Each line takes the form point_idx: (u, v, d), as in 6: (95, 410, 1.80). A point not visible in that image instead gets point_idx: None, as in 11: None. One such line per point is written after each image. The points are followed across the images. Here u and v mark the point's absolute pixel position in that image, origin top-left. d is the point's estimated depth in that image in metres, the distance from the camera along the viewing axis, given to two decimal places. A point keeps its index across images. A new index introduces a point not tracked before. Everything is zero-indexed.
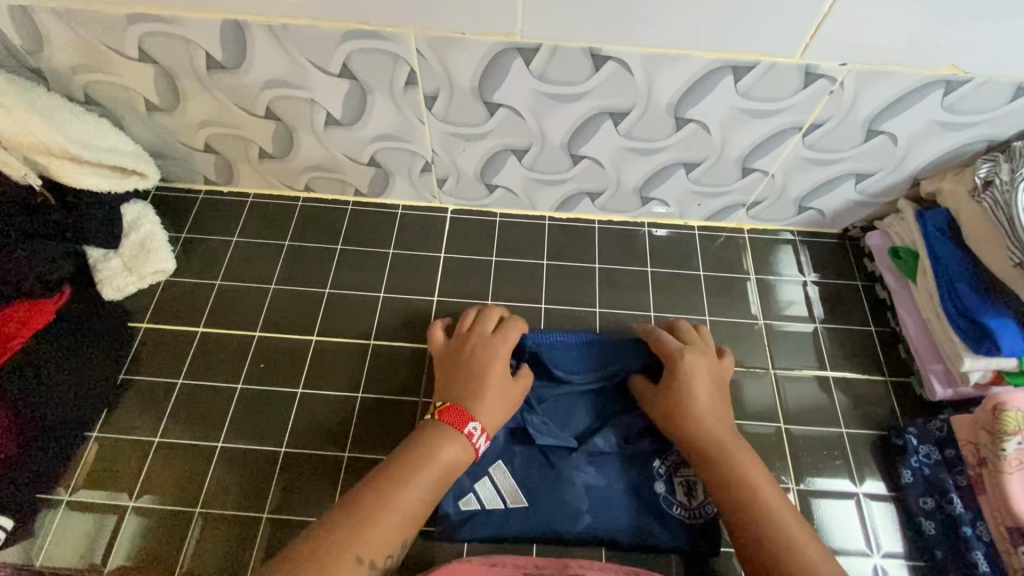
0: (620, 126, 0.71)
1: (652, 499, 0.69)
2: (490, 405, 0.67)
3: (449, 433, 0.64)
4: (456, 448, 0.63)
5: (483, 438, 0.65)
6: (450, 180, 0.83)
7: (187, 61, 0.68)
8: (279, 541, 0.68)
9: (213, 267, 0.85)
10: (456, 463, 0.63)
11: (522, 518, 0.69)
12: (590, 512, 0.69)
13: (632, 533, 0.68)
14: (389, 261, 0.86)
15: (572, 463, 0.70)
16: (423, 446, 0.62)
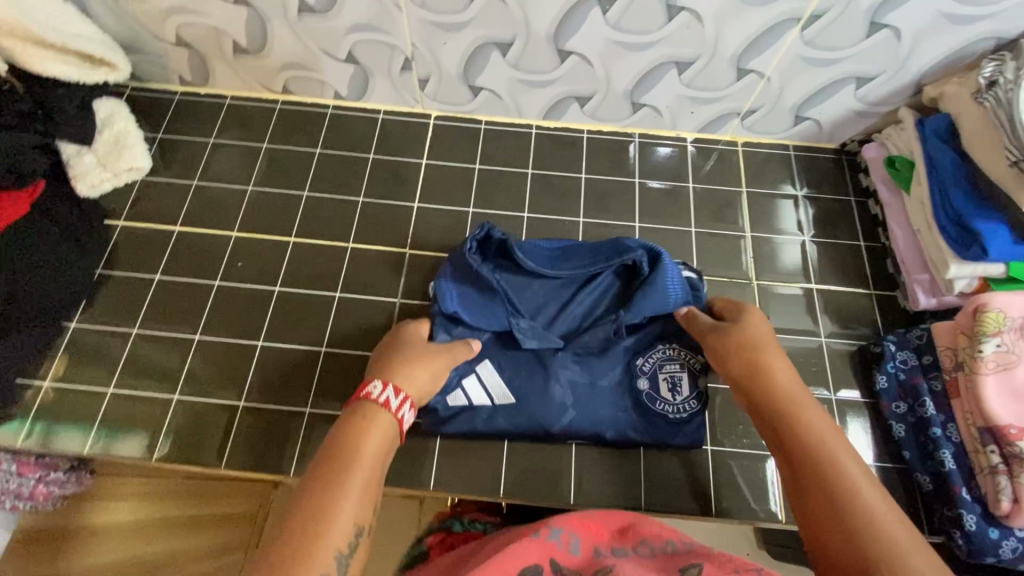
0: (609, 14, 0.67)
1: (634, 396, 0.69)
2: (411, 378, 0.61)
3: (365, 412, 0.56)
4: (389, 420, 0.56)
5: (408, 412, 0.59)
6: (432, 81, 0.80)
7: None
8: (257, 427, 0.69)
9: (191, 168, 0.84)
10: (382, 441, 0.55)
11: (508, 419, 0.69)
12: (575, 408, 0.69)
13: (615, 430, 0.68)
14: (369, 166, 0.84)
15: (556, 360, 0.70)
16: (345, 440, 0.53)
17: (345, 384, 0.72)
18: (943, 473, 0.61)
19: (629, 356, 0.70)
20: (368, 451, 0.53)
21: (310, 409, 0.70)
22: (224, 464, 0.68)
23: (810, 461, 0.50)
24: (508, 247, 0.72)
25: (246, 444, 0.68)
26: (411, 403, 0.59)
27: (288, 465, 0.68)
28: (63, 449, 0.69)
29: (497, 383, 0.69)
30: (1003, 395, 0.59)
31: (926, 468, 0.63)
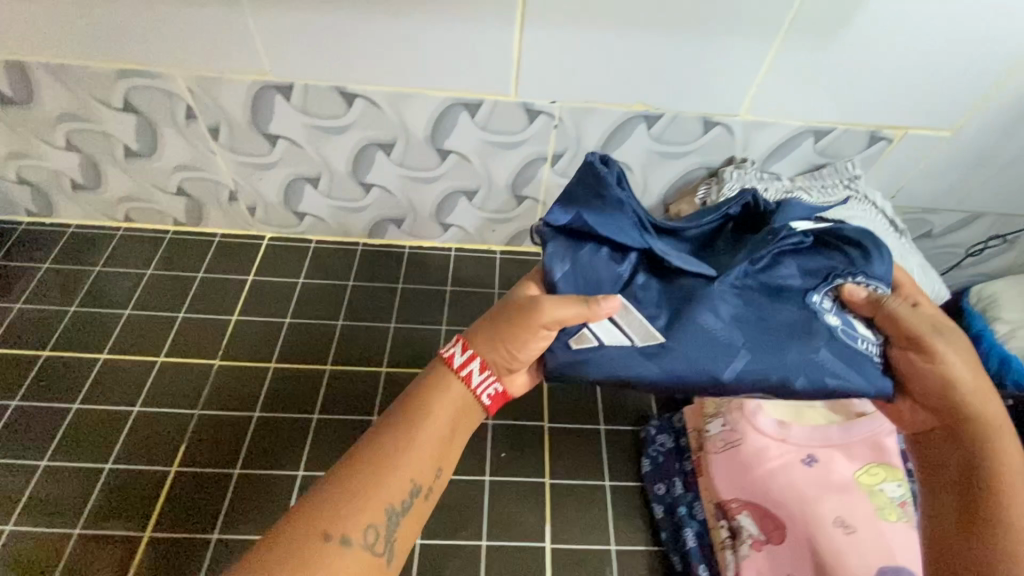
0: (392, 156, 0.79)
1: (826, 328, 0.58)
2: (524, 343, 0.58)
3: (441, 380, 0.59)
4: (459, 393, 0.59)
5: (478, 372, 0.59)
6: (259, 209, 0.90)
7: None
8: (19, 552, 0.68)
9: (20, 291, 0.88)
10: (453, 401, 0.58)
11: (658, 362, 0.56)
12: (746, 348, 0.56)
13: (804, 375, 0.56)
14: (196, 284, 0.90)
15: (713, 292, 0.58)
16: (415, 396, 0.58)
17: (125, 504, 0.71)
18: (686, 552, 0.66)
19: (800, 289, 0.59)
20: (417, 428, 0.56)
21: (78, 531, 0.69)
22: None
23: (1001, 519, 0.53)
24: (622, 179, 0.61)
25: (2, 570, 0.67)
26: (485, 368, 0.59)
27: None
28: None
29: (642, 321, 0.57)
30: (731, 472, 0.68)
31: (676, 548, 0.67)
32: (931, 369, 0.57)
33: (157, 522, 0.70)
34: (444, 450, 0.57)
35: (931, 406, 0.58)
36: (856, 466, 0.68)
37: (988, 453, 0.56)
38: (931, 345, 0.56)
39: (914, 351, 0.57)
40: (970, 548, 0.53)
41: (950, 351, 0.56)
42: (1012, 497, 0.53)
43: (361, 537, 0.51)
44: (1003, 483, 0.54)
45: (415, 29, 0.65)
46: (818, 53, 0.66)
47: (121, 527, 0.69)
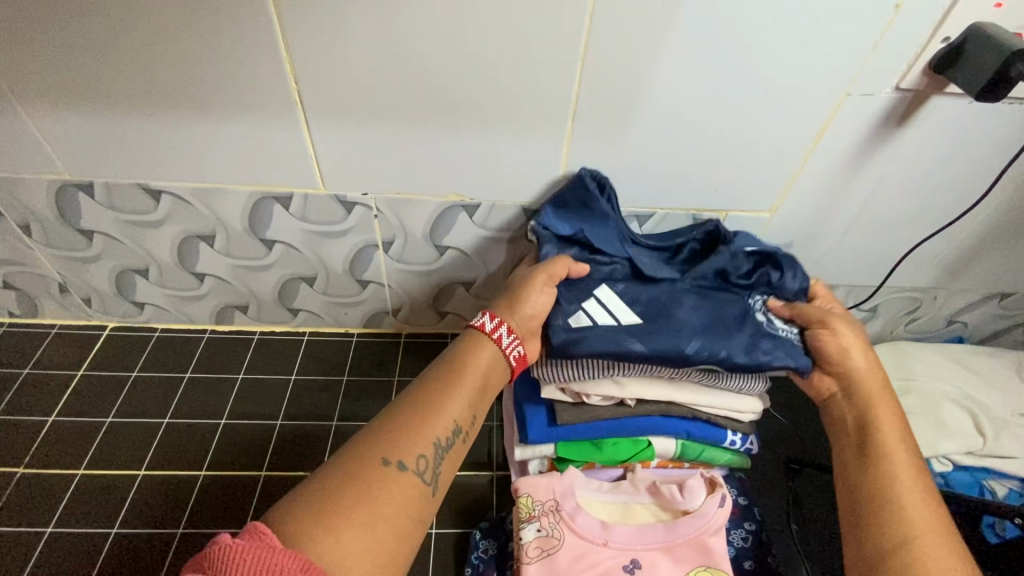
0: (215, 247, 0.78)
1: (756, 329, 0.65)
2: (488, 339, 0.63)
3: (482, 344, 0.63)
4: (490, 356, 0.62)
5: (506, 336, 0.63)
6: (94, 300, 0.86)
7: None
8: None
9: None
10: (488, 364, 0.62)
11: (643, 340, 0.61)
12: (704, 332, 0.63)
13: (743, 352, 0.62)
14: (19, 380, 0.85)
15: (674, 291, 0.67)
16: (458, 361, 0.61)
17: None
18: None
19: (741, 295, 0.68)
20: (462, 386, 0.59)
21: None
22: None
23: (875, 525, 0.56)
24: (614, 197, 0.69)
25: None
26: (513, 329, 0.63)
27: None
28: None
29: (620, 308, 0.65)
30: None
31: None
32: (835, 346, 0.65)
33: None
34: (479, 395, 0.61)
35: (839, 377, 0.65)
36: (682, 571, 0.62)
37: (883, 462, 0.59)
38: (834, 326, 0.65)
39: (832, 336, 0.65)
40: (871, 497, 0.57)
41: (848, 332, 0.65)
42: (878, 500, 0.57)
43: (415, 464, 0.53)
44: (885, 485, 0.57)
45: (198, 131, 0.64)
46: (603, 148, 0.67)
47: None
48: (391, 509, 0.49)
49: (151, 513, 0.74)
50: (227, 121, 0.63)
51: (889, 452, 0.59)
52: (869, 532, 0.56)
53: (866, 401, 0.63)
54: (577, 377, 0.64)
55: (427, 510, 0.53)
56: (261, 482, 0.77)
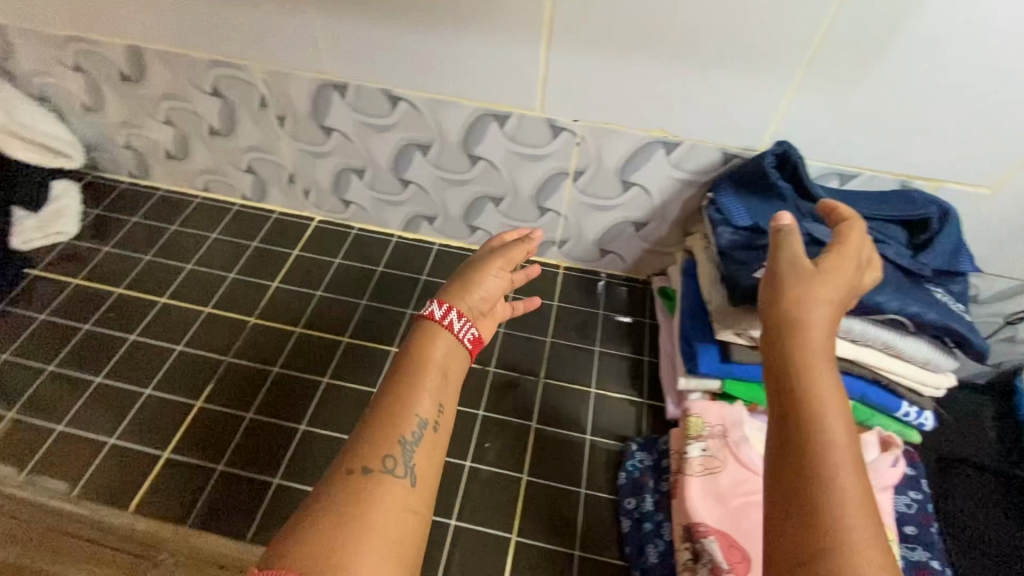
0: (428, 156, 0.87)
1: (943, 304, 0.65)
2: (445, 330, 0.58)
3: (433, 331, 0.58)
4: (443, 343, 0.57)
5: (456, 319, 0.60)
6: (312, 192, 1.01)
7: (107, 73, 0.89)
8: (61, 448, 0.76)
9: (106, 236, 1.01)
10: (444, 350, 0.57)
11: None
12: (896, 286, 0.64)
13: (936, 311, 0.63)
14: (249, 251, 1.01)
15: None
16: (412, 358, 0.56)
17: (153, 426, 0.79)
18: (648, 569, 0.65)
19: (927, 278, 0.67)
20: (421, 377, 0.54)
21: (114, 442, 0.77)
22: (20, 475, 0.74)
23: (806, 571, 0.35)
24: (802, 172, 0.70)
25: (46, 459, 0.75)
26: (460, 313, 0.61)
27: (71, 484, 0.73)
28: None
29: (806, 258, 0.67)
30: (709, 498, 0.65)
31: (638, 564, 0.66)
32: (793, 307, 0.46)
33: (179, 445, 0.77)
34: (439, 385, 0.55)
35: (768, 338, 0.47)
36: None
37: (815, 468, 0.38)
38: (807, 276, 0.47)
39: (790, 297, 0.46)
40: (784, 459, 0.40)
41: (824, 287, 0.47)
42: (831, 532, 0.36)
43: (382, 466, 0.49)
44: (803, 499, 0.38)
45: (452, 45, 0.72)
46: (828, 94, 0.67)
47: (145, 444, 0.77)
48: (369, 525, 0.45)
49: (351, 372, 0.86)
50: (484, 36, 0.71)
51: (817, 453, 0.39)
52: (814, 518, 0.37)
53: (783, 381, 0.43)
54: (757, 322, 0.67)
55: (412, 511, 0.48)
56: None
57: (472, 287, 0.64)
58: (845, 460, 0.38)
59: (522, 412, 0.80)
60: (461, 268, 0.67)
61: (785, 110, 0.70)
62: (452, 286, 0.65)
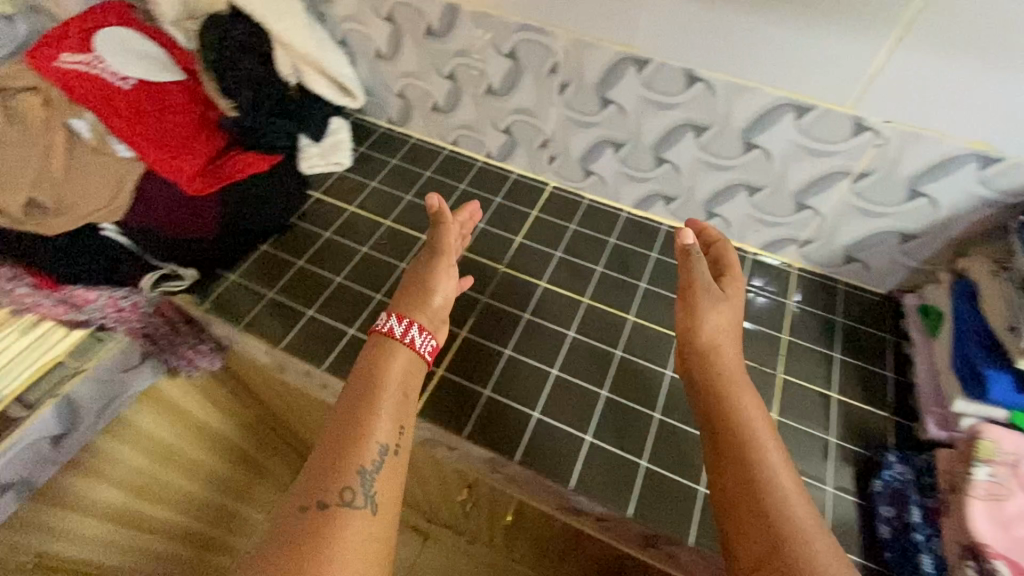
0: (700, 139, 0.90)
1: None
2: (400, 345, 0.73)
3: (392, 351, 0.72)
4: (404, 358, 0.73)
5: (416, 334, 0.75)
6: (558, 158, 1.07)
7: (415, 26, 0.98)
8: (354, 348, 0.89)
9: (373, 174, 1.15)
10: (404, 368, 0.72)
11: None
12: None
13: None
14: (494, 205, 1.11)
15: None
16: (367, 371, 0.70)
17: None
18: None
19: None
20: (371, 410, 0.67)
21: (395, 351, 0.89)
22: (323, 364, 0.87)
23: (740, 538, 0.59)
24: None
25: (343, 355, 0.88)
26: (419, 328, 0.76)
27: None
28: (214, 321, 0.92)
29: None
30: (993, 523, 0.65)
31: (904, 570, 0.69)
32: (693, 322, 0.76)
33: (449, 365, 0.88)
34: (371, 406, 0.67)
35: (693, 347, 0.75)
36: None
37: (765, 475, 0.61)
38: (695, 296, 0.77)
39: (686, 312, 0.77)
40: (730, 488, 0.62)
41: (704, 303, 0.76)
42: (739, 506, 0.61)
43: (342, 499, 0.60)
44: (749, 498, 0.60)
45: (784, 32, 0.74)
46: (940, 61, 0.69)
47: None
48: (339, 542, 0.57)
49: (595, 332, 0.93)
50: (790, 20, 0.73)
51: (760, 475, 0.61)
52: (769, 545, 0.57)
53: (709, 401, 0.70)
54: None
55: (380, 529, 0.61)
56: (678, 343, 0.91)
57: (430, 288, 0.80)
58: (764, 486, 0.60)
59: (763, 402, 0.85)
60: (412, 277, 0.82)
61: (933, 103, 0.72)
62: (413, 298, 0.79)
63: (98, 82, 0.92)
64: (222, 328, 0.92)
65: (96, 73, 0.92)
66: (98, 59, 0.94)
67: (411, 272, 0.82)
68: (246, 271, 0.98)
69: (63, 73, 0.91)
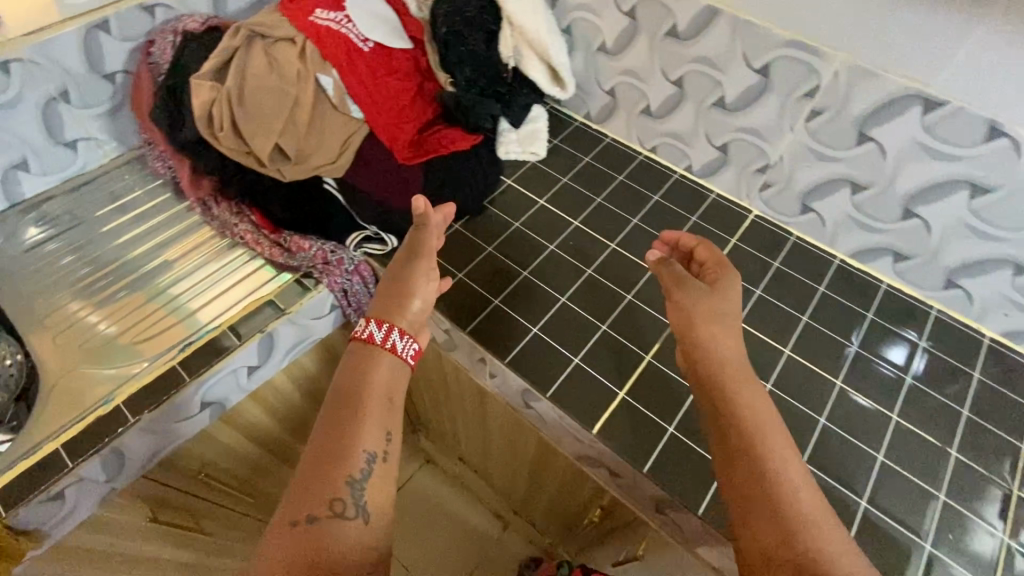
0: (975, 201, 0.77)
1: None
2: (383, 358, 0.73)
3: (373, 357, 0.72)
4: (387, 369, 0.72)
5: (398, 339, 0.74)
6: (774, 188, 0.98)
7: (657, 24, 0.92)
8: (535, 349, 0.87)
9: (564, 169, 1.11)
10: (388, 372, 0.73)
11: None
12: None
13: None
14: (689, 224, 1.03)
15: None
16: (355, 381, 0.70)
17: (609, 362, 0.86)
18: None
19: None
20: (356, 415, 0.68)
21: (576, 361, 0.86)
22: (505, 359, 0.86)
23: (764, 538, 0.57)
24: None
25: (524, 354, 0.87)
26: (401, 332, 0.74)
27: (544, 384, 0.84)
28: None
29: None
30: None
31: None
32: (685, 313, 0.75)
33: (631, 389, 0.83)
34: (356, 417, 0.67)
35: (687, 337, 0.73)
36: None
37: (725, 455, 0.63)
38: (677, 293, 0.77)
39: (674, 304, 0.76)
40: (749, 495, 0.59)
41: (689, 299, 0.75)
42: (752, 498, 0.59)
43: (334, 510, 0.62)
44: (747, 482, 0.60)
45: None
46: None
47: (603, 376, 0.85)
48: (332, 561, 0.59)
49: (794, 389, 0.84)
50: None
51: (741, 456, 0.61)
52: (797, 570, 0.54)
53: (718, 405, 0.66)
54: None
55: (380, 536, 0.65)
56: (893, 425, 0.81)
57: (410, 292, 0.78)
58: (781, 496, 0.58)
59: (989, 520, 0.74)
60: (395, 277, 0.80)
61: None
62: (382, 304, 0.78)
63: (345, 41, 0.94)
64: None
65: (343, 32, 0.95)
66: (346, 19, 0.96)
67: (391, 274, 0.79)
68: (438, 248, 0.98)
69: (316, 27, 0.93)
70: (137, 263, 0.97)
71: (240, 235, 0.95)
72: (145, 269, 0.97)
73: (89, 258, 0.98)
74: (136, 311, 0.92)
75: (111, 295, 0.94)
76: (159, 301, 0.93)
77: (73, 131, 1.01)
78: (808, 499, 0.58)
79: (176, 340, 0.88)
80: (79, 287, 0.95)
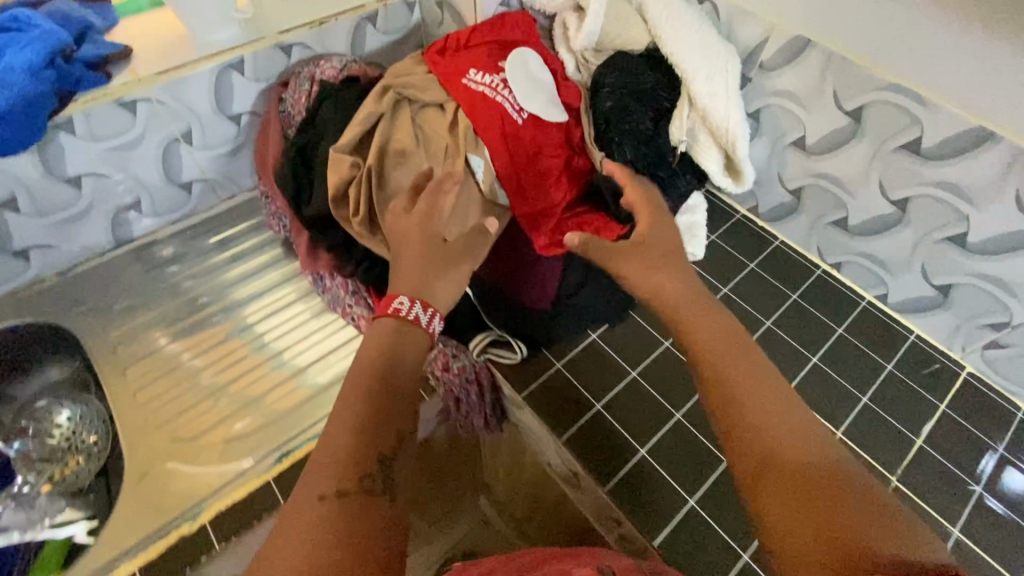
0: None
1: None
2: (415, 331, 0.61)
3: (407, 326, 0.61)
4: (416, 338, 0.61)
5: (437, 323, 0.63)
6: (1007, 350, 0.78)
7: (891, 133, 0.73)
8: (693, 534, 0.70)
9: (724, 275, 0.92)
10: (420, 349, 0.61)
11: None
12: None
13: None
14: (885, 374, 0.82)
15: None
16: (386, 347, 0.59)
17: None
18: None
19: None
20: (397, 385, 0.56)
21: (747, 560, 0.68)
22: (656, 541, 0.69)
23: (833, 543, 0.43)
24: None
25: (680, 538, 0.70)
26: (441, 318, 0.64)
27: None
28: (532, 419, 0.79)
29: None
30: None
31: None
32: (660, 284, 0.65)
33: None
34: (392, 386, 0.56)
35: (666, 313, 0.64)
36: None
37: (741, 438, 0.52)
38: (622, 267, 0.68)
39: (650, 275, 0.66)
40: (765, 449, 0.51)
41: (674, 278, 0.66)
42: (779, 494, 0.48)
43: (364, 485, 0.49)
44: (764, 469, 0.49)
45: None
46: None
47: None
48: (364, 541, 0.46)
49: None
50: None
51: (733, 419, 0.53)
52: (811, 499, 0.46)
53: (710, 378, 0.57)
54: None
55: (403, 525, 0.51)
56: None
57: (447, 268, 0.66)
58: (746, 411, 0.53)
59: None
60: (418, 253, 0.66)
61: None
62: (410, 274, 0.65)
63: (499, 112, 0.80)
64: (538, 428, 0.79)
65: (499, 100, 0.81)
66: (502, 84, 0.82)
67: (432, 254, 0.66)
68: (572, 361, 0.82)
69: (470, 93, 0.81)
70: (256, 330, 0.90)
71: (353, 316, 0.85)
72: (273, 347, 0.89)
73: (204, 321, 0.91)
74: (260, 404, 0.84)
75: (227, 367, 0.87)
76: (279, 377, 0.86)
77: (188, 172, 0.92)
78: (817, 435, 0.51)
79: (292, 437, 0.79)
80: (190, 359, 0.87)
